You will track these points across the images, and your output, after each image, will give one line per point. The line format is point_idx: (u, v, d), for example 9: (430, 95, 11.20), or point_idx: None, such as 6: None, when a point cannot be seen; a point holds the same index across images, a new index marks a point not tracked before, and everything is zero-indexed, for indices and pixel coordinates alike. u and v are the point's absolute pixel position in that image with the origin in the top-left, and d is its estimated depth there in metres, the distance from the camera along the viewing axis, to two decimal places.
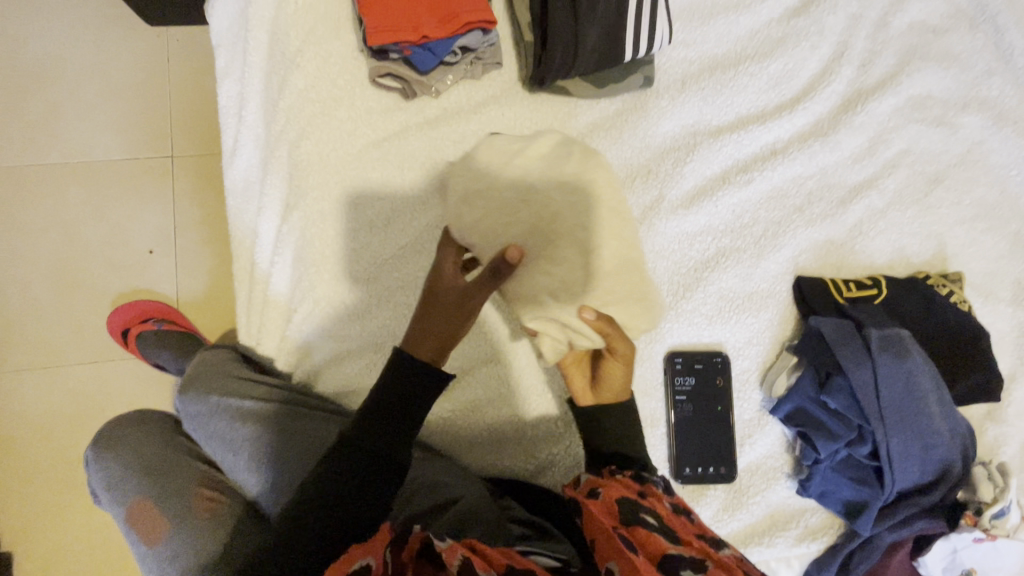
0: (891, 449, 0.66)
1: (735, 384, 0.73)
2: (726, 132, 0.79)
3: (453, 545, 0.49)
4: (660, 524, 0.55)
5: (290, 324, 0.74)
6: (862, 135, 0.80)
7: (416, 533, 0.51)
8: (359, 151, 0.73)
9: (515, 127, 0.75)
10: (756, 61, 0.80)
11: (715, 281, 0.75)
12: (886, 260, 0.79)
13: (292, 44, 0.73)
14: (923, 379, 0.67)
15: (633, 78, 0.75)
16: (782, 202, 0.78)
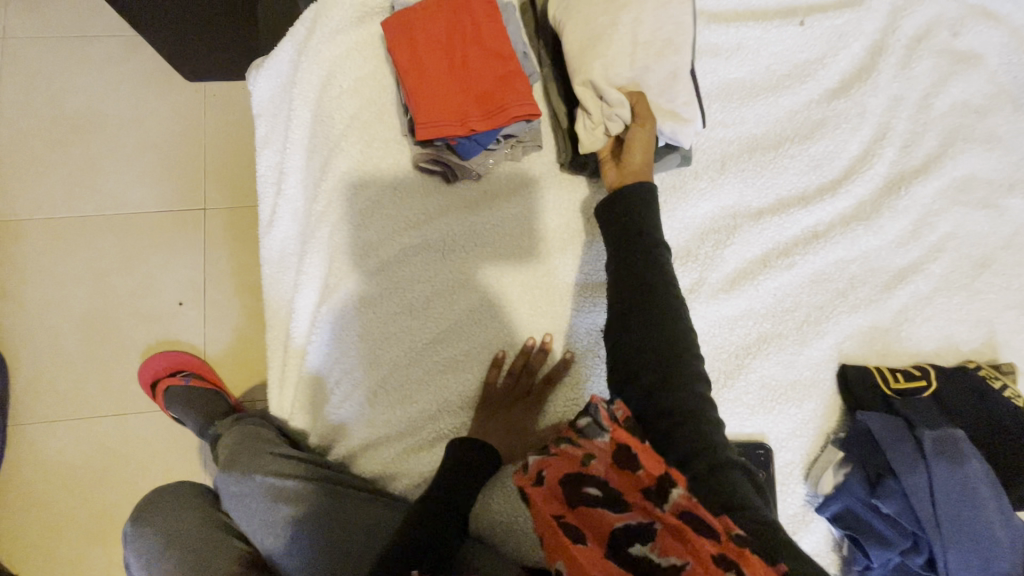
0: (950, 562, 0.62)
1: (778, 477, 0.71)
2: (766, 214, 0.78)
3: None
4: (609, 498, 0.47)
5: (327, 403, 0.74)
6: (906, 219, 0.79)
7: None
8: (399, 233, 0.73)
9: (555, 209, 0.76)
10: (796, 143, 0.80)
11: (757, 368, 0.73)
12: (933, 347, 0.77)
13: (338, 128, 0.75)
14: (983, 487, 0.64)
15: (671, 158, 0.74)
16: (825, 286, 0.77)
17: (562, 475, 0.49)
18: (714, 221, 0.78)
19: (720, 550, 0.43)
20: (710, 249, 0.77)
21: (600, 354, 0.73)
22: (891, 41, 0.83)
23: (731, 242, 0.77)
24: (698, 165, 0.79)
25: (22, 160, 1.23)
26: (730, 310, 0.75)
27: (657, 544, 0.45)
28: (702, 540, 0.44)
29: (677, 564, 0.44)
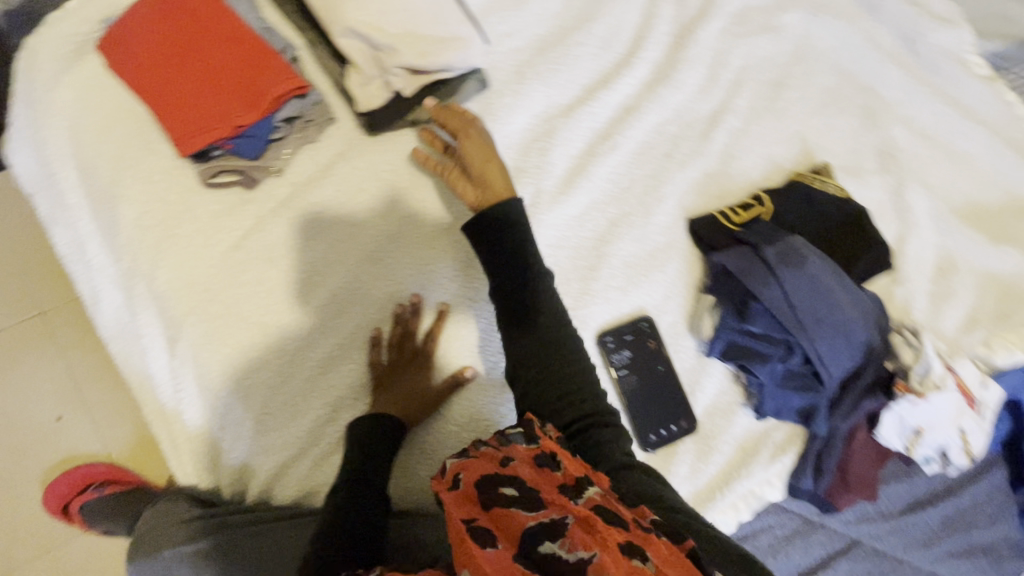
0: (819, 351, 0.69)
1: (667, 341, 0.75)
2: (576, 107, 0.78)
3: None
4: (525, 495, 0.47)
5: (223, 453, 0.70)
6: (702, 66, 0.82)
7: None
8: (220, 258, 0.67)
9: (373, 176, 0.72)
10: (580, 28, 0.80)
11: (615, 252, 0.77)
12: (763, 172, 0.81)
13: (109, 174, 0.67)
14: (825, 276, 0.70)
15: (468, 86, 0.74)
16: (651, 154, 0.79)
17: (481, 475, 0.49)
18: (532, 131, 0.78)
19: (631, 538, 0.44)
20: (536, 158, 0.77)
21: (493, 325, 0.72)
22: None
23: (553, 145, 0.77)
24: (497, 81, 0.77)
25: None
26: (574, 208, 0.77)
27: (568, 537, 0.42)
28: (613, 533, 0.44)
29: (586, 557, 0.41)
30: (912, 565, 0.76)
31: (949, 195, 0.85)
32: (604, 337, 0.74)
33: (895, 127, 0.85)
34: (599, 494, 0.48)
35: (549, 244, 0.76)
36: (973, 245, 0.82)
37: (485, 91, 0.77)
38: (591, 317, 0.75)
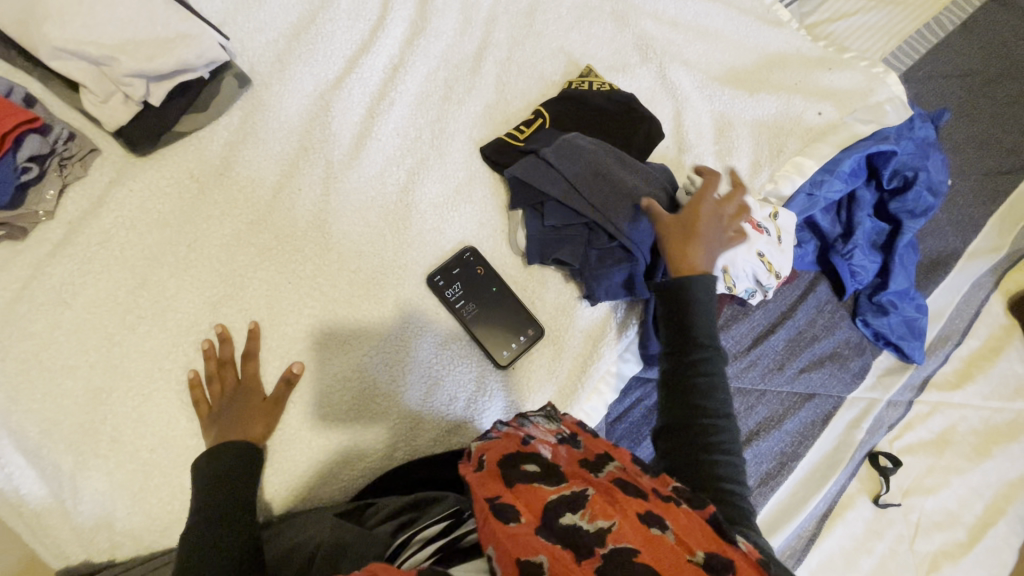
0: (615, 223, 0.73)
1: (495, 263, 0.79)
2: (344, 77, 0.81)
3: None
4: (545, 472, 0.50)
5: (66, 513, 0.65)
6: (454, 12, 0.87)
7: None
8: (4, 314, 0.65)
9: (153, 191, 0.72)
10: (327, 7, 0.83)
11: (421, 196, 0.79)
12: (538, 90, 0.87)
13: None
14: (601, 158, 0.75)
15: (226, 84, 0.76)
16: (430, 101, 0.83)
17: (500, 456, 0.53)
18: (308, 111, 0.80)
19: (650, 509, 0.46)
20: (319, 133, 0.79)
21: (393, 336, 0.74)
22: None
23: (331, 117, 0.79)
24: (260, 75, 0.80)
25: None
26: (370, 169, 0.79)
27: (586, 508, 0.45)
28: (631, 502, 0.46)
29: (605, 525, 0.43)
30: (775, 392, 0.81)
31: (708, 66, 0.94)
32: (432, 276, 0.76)
33: (644, 21, 0.94)
34: (619, 469, 0.51)
35: (355, 207, 0.77)
36: (739, 101, 0.90)
37: (249, 87, 0.79)
38: (415, 262, 0.77)
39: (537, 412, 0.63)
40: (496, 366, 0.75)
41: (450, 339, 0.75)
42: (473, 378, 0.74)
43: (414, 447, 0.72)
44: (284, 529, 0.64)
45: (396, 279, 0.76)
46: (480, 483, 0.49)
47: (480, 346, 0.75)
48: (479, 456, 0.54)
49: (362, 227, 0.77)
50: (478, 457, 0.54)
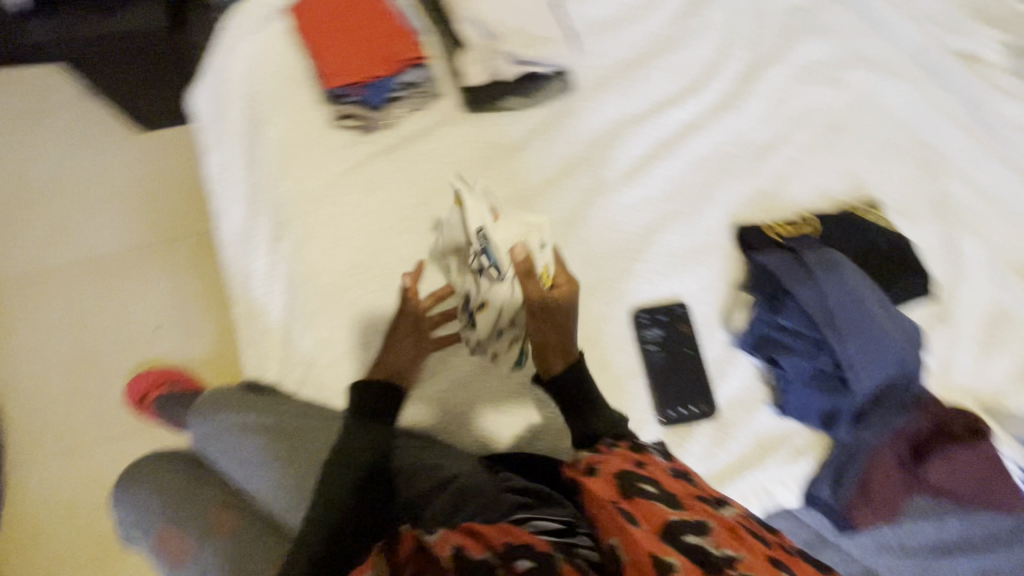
0: (850, 353, 0.70)
1: (701, 328, 0.80)
2: (647, 116, 0.90)
3: (445, 538, 0.52)
4: (662, 493, 0.56)
5: (291, 340, 0.82)
6: (765, 101, 0.93)
7: (404, 535, 0.55)
8: (333, 180, 0.83)
9: (463, 141, 0.86)
10: (660, 57, 0.92)
11: (663, 240, 0.84)
12: (811, 199, 0.88)
13: (267, 105, 0.87)
14: (861, 286, 0.73)
15: (556, 84, 0.88)
16: (708, 166, 0.89)
17: (616, 469, 0.59)
18: (606, 130, 0.89)
19: (775, 555, 0.50)
20: (604, 151, 0.87)
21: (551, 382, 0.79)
22: None
23: (621, 143, 0.88)
24: (583, 88, 0.90)
25: None
26: (631, 198, 0.86)
27: (711, 535, 0.50)
28: (757, 544, 0.51)
29: (732, 554, 0.48)
30: None
31: (1005, 252, 0.86)
32: (639, 313, 0.79)
33: (951, 181, 0.89)
34: (741, 515, 0.56)
35: (605, 223, 0.84)
36: None
37: (570, 95, 0.90)
38: (631, 292, 0.81)
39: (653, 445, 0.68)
40: (658, 419, 0.76)
41: (629, 373, 0.78)
42: (633, 419, 0.76)
43: (557, 443, 0.78)
44: (428, 449, 0.73)
45: (609, 298, 0.81)
46: (598, 490, 0.57)
47: (653, 395, 0.77)
48: (592, 464, 0.61)
49: (602, 242, 0.83)
50: (592, 465, 0.61)
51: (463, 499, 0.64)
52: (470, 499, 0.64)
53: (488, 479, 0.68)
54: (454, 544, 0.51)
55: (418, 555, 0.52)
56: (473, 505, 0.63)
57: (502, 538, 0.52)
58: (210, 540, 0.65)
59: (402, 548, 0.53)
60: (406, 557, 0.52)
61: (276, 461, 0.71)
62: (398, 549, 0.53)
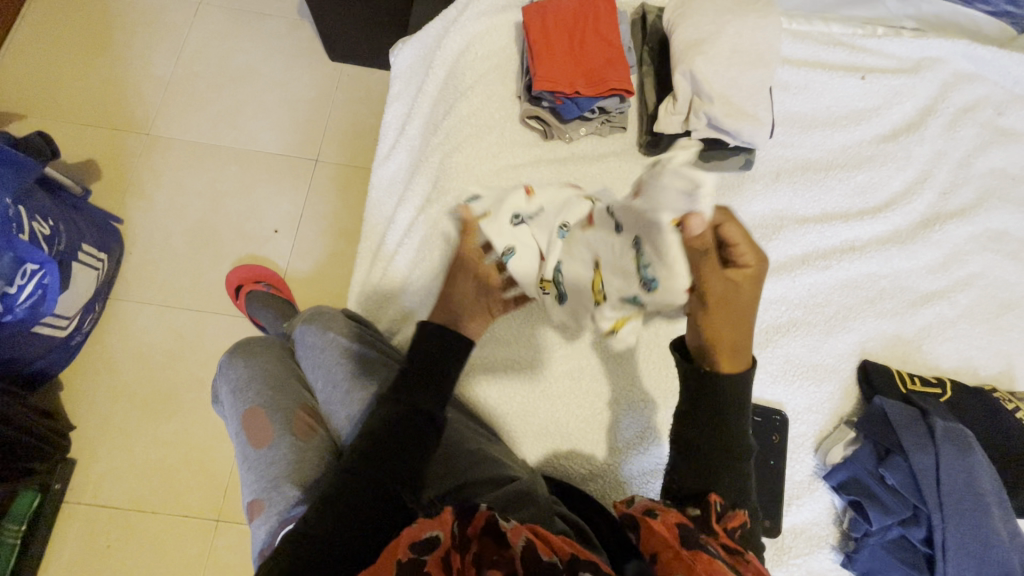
0: (948, 539, 0.66)
1: (790, 445, 0.77)
2: (811, 221, 0.89)
3: (517, 526, 0.55)
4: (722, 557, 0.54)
5: (404, 293, 0.86)
6: (937, 251, 0.88)
7: (481, 509, 0.57)
8: (498, 169, 0.88)
9: (627, 178, 0.89)
10: (845, 169, 0.92)
11: (783, 345, 0.82)
12: (951, 366, 0.83)
13: (465, 82, 0.92)
14: (984, 476, 0.68)
15: (735, 159, 0.88)
16: (855, 291, 0.86)
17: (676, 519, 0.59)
18: (763, 218, 0.89)
19: None
20: (757, 239, 0.87)
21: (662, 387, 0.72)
22: (940, 106, 0.95)
23: (776, 238, 0.87)
24: (757, 171, 0.91)
25: (182, 95, 1.48)
26: (767, 292, 0.84)
27: None
28: None
29: None
30: None
31: None
32: None
33: None
34: None
35: None
36: None
37: (744, 172, 0.91)
38: None
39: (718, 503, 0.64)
40: None
41: None
42: None
43: (605, 494, 0.77)
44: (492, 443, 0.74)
45: None
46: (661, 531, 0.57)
47: None
48: (650, 507, 0.61)
49: None
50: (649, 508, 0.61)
51: (517, 500, 0.66)
52: (524, 503, 0.66)
53: (545, 495, 0.69)
54: (526, 536, 0.54)
55: (487, 537, 0.55)
56: (526, 509, 0.65)
57: (567, 549, 0.54)
58: (288, 442, 0.74)
59: (474, 523, 0.56)
60: (475, 533, 0.55)
61: (359, 395, 0.76)
62: (468, 524, 0.56)
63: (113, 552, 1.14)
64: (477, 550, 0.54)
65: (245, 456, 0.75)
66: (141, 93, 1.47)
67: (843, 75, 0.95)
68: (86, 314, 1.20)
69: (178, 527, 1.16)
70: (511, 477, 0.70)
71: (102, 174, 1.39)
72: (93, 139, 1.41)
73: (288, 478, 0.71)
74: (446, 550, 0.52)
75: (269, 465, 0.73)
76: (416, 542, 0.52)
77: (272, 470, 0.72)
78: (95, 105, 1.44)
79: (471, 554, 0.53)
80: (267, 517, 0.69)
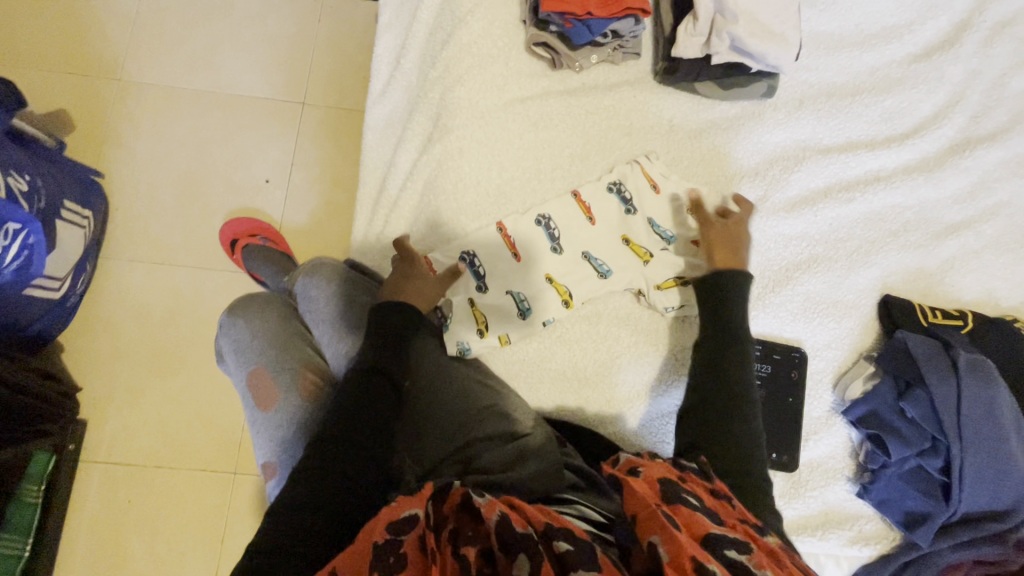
0: (965, 466, 0.67)
1: (809, 381, 0.77)
2: (835, 151, 0.84)
3: (492, 501, 0.50)
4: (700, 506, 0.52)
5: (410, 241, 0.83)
6: (966, 179, 0.84)
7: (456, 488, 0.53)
8: (504, 104, 0.82)
9: (640, 110, 0.84)
10: (873, 94, 0.86)
11: (804, 282, 0.79)
12: (973, 297, 0.81)
13: (464, 5, 0.84)
14: (1005, 407, 0.68)
15: (757, 86, 0.82)
16: (878, 225, 0.82)
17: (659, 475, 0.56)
18: (784, 149, 0.84)
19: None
20: (778, 172, 0.83)
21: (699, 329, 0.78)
22: (977, 20, 0.88)
23: (798, 170, 0.83)
24: (778, 99, 0.85)
25: (151, 34, 1.36)
26: (787, 228, 0.81)
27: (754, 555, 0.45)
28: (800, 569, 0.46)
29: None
30: None
31: None
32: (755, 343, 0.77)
33: None
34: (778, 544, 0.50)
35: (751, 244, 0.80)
36: None
37: (765, 99, 0.85)
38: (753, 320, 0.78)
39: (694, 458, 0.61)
40: None
41: None
42: None
43: (623, 437, 0.76)
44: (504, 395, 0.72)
45: None
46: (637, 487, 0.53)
47: None
48: (634, 468, 0.59)
49: None
50: (633, 468, 0.59)
51: (525, 455, 0.66)
52: (534, 458, 0.66)
53: (556, 449, 0.69)
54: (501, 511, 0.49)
55: (464, 513, 0.52)
56: (536, 463, 0.65)
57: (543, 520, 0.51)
58: (297, 403, 0.74)
59: (450, 501, 0.52)
60: (452, 511, 0.52)
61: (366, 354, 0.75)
62: (444, 502, 0.52)
63: (134, 507, 1.16)
64: (454, 527, 0.50)
65: (254, 418, 0.75)
66: (106, 33, 1.35)
67: None
68: (77, 275, 1.16)
69: (195, 482, 1.18)
70: (520, 433, 0.69)
71: (76, 125, 1.30)
72: (61, 87, 1.31)
73: (300, 440, 0.72)
74: (423, 529, 0.48)
75: (279, 428, 0.73)
76: (393, 521, 0.48)
77: (282, 433, 0.72)
78: (59, 49, 1.33)
79: (447, 531, 0.49)
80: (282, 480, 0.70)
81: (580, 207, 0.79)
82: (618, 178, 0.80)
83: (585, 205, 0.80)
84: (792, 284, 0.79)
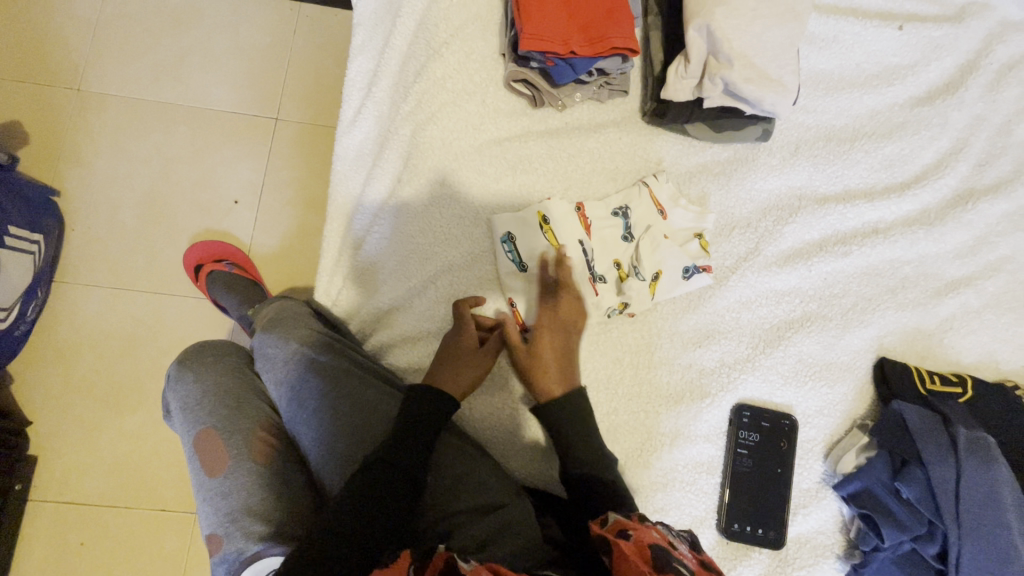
0: (963, 555, 0.63)
1: (799, 451, 0.72)
2: (832, 201, 0.79)
3: (477, 567, 0.48)
4: None
5: (376, 290, 0.75)
6: (968, 233, 0.80)
7: (438, 552, 0.50)
8: (480, 145, 0.76)
9: (627, 153, 0.78)
10: (873, 140, 0.81)
11: (796, 343, 0.74)
12: (973, 360, 0.77)
13: (439, 35, 0.77)
14: (1006, 490, 0.64)
15: (751, 130, 0.77)
16: (876, 280, 0.78)
17: (650, 541, 0.53)
18: (778, 196, 0.79)
19: None
20: (771, 223, 0.78)
21: (691, 381, 0.73)
22: (983, 62, 0.83)
23: (792, 221, 0.78)
24: (774, 143, 0.80)
25: (113, 40, 1.28)
26: (779, 284, 0.76)
27: None
28: None
29: None
30: None
31: None
32: (743, 409, 0.72)
33: None
34: None
35: (741, 301, 0.76)
36: None
37: (760, 143, 0.80)
38: (742, 384, 0.73)
39: (682, 533, 0.60)
40: (719, 526, 0.69)
41: (708, 468, 0.71)
42: (692, 517, 0.69)
43: None
44: (479, 460, 0.67)
45: (716, 382, 0.73)
46: (629, 552, 0.51)
47: (722, 500, 0.70)
48: (623, 528, 0.56)
49: (731, 320, 0.75)
50: (622, 528, 0.56)
51: (504, 532, 0.60)
52: (513, 535, 0.60)
53: (535, 522, 0.63)
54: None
55: None
56: (514, 541, 0.59)
57: None
58: (247, 470, 0.67)
59: (431, 567, 0.49)
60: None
61: (323, 418, 0.67)
62: (426, 567, 0.50)
63: (86, 550, 1.09)
64: None
65: (199, 484, 0.68)
66: (65, 38, 1.27)
67: (878, 25, 0.82)
68: (27, 302, 1.09)
69: (152, 522, 1.11)
70: (496, 504, 0.63)
71: (30, 137, 1.22)
72: (14, 97, 1.23)
73: (248, 510, 0.64)
74: None
75: (227, 496, 0.65)
76: None
77: (230, 501, 0.65)
78: (14, 56, 1.25)
79: None
80: (226, 554, 0.62)
81: (581, 223, 0.74)
82: (624, 202, 0.76)
83: (586, 221, 0.75)
84: (787, 345, 0.74)
